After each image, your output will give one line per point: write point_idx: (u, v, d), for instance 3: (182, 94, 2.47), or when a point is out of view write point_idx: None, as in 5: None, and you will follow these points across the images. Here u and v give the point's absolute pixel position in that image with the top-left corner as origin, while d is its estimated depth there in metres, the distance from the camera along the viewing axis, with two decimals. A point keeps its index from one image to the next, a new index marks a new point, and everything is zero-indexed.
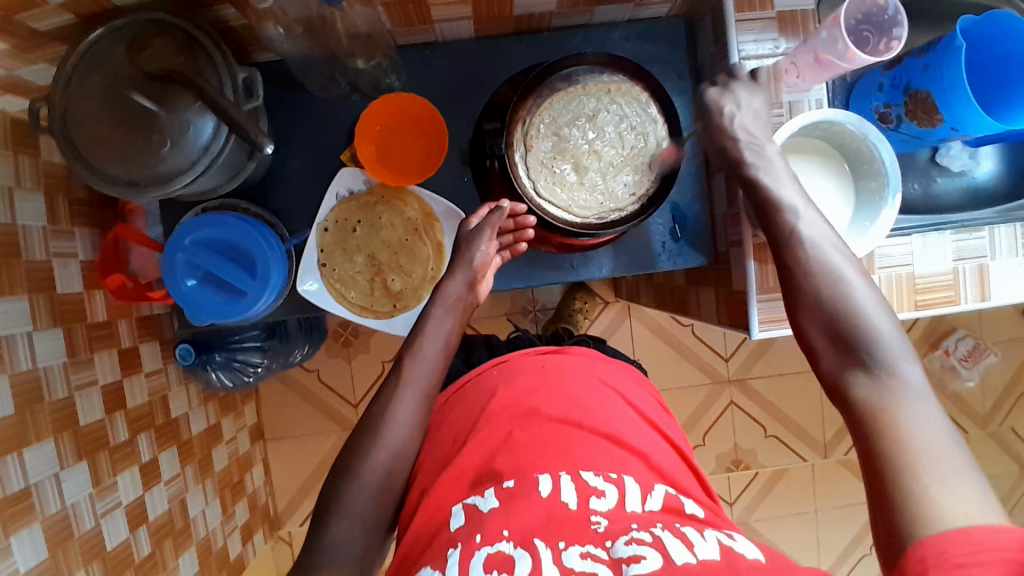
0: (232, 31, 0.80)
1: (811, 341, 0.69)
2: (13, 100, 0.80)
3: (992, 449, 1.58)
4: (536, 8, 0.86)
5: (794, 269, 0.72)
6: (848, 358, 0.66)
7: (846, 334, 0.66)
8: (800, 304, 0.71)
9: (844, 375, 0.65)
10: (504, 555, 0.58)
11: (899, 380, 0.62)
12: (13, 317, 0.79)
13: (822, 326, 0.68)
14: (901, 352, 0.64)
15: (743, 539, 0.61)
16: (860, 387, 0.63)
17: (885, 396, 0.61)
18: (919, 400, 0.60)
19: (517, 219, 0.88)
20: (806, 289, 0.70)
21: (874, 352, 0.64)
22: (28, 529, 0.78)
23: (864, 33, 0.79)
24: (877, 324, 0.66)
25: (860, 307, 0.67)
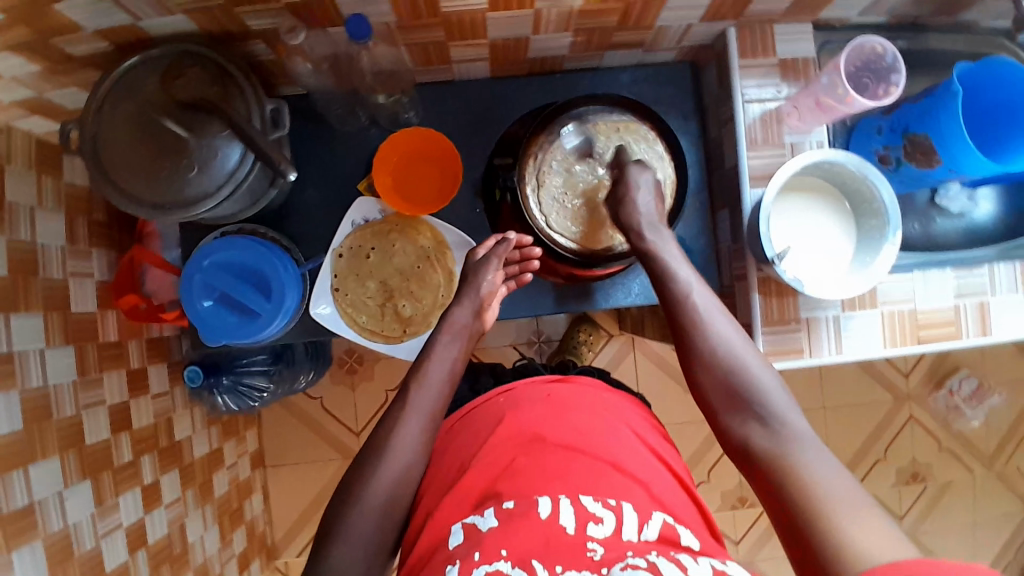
0: (260, 65, 0.84)
1: (706, 396, 0.77)
2: (42, 123, 0.83)
3: (997, 490, 1.57)
4: (550, 50, 0.90)
5: (691, 341, 0.78)
6: (737, 409, 0.73)
7: (734, 391, 0.74)
8: (692, 363, 0.78)
9: (746, 434, 0.72)
10: (502, 574, 0.58)
11: (791, 430, 0.69)
12: (27, 333, 0.81)
13: (716, 383, 0.75)
14: (785, 404, 0.72)
15: (735, 566, 0.62)
16: (756, 438, 0.71)
17: (774, 441, 0.69)
18: (807, 445, 0.67)
19: (523, 249, 0.92)
20: (700, 355, 0.77)
21: (761, 406, 0.72)
22: (30, 546, 0.78)
23: (863, 79, 0.83)
24: (754, 375, 0.74)
25: (743, 359, 0.75)
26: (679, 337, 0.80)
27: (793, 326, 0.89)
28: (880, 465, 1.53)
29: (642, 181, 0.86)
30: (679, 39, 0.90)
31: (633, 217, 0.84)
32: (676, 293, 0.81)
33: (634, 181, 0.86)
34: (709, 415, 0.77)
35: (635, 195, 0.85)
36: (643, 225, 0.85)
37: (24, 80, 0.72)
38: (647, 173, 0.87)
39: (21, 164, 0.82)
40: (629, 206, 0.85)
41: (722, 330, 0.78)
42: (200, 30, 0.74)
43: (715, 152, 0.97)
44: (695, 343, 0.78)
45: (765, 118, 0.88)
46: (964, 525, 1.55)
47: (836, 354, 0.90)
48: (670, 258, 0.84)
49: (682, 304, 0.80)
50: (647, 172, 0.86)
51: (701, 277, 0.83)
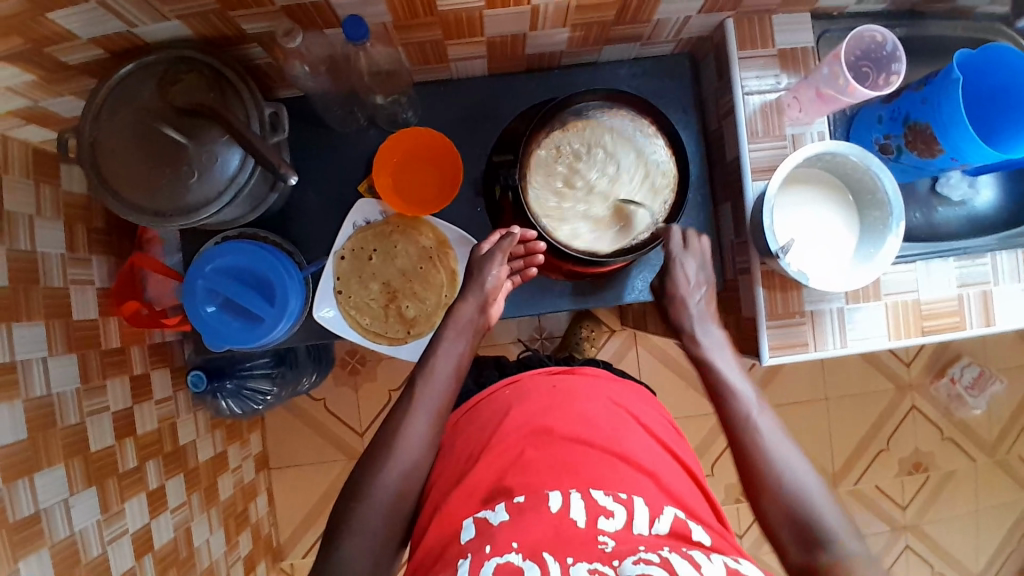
0: (257, 68, 0.83)
1: (770, 527, 0.74)
2: (39, 131, 0.82)
3: (998, 477, 1.57)
4: (548, 47, 0.89)
5: (747, 451, 0.79)
6: (805, 542, 0.71)
7: (792, 510, 0.73)
8: (753, 480, 0.77)
9: (804, 557, 0.71)
10: (513, 565, 0.58)
11: (851, 551, 0.69)
12: (29, 343, 0.81)
13: (781, 514, 0.73)
14: (844, 526, 0.72)
15: (748, 563, 0.63)
16: (825, 566, 0.69)
17: (840, 566, 0.68)
18: (869, 571, 0.68)
19: (527, 244, 0.89)
20: (758, 469, 0.77)
21: (819, 524, 0.72)
22: (37, 554, 0.78)
23: (863, 69, 0.83)
24: (816, 498, 0.74)
25: (805, 486, 0.74)
26: (740, 456, 0.79)
27: (797, 319, 0.89)
28: (883, 455, 1.54)
29: (689, 258, 0.92)
30: (677, 33, 0.90)
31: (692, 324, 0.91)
32: (734, 413, 0.82)
33: (682, 260, 0.91)
34: (772, 548, 0.74)
35: (687, 291, 0.92)
36: (694, 324, 0.91)
37: (19, 89, 0.72)
38: (692, 245, 0.92)
39: (18, 172, 0.82)
40: (680, 309, 0.92)
41: (776, 442, 0.79)
42: (195, 35, 0.73)
43: (715, 145, 0.97)
44: (759, 468, 0.77)
45: (766, 109, 0.88)
46: (967, 512, 1.56)
47: (840, 346, 0.90)
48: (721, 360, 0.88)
49: (742, 423, 0.81)
50: (698, 249, 0.92)
51: (754, 384, 0.86)
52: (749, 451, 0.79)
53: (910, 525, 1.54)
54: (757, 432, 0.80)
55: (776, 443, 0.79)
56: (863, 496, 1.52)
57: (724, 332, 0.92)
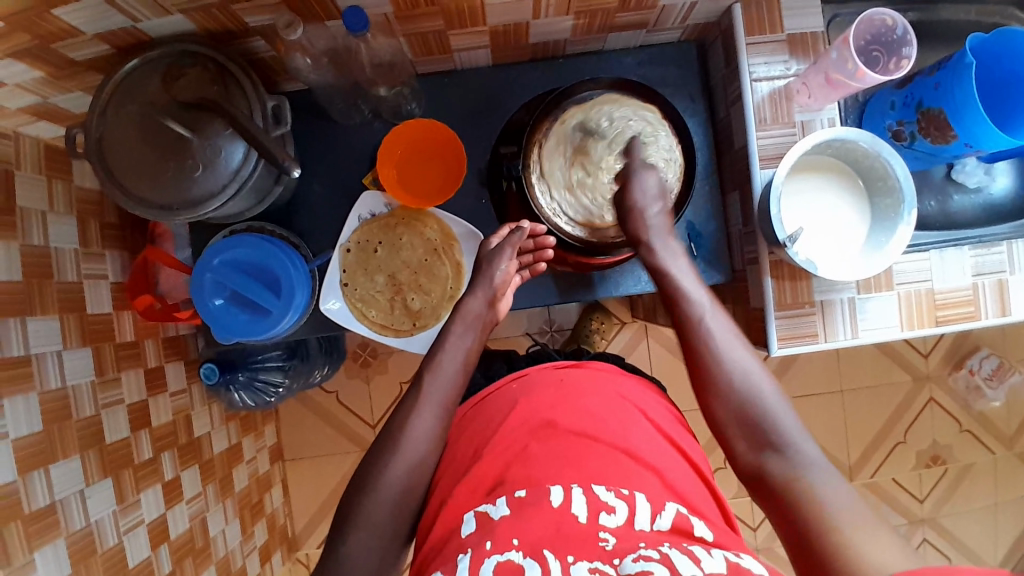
0: (261, 61, 0.84)
1: (720, 426, 0.75)
2: (50, 127, 0.83)
3: (1019, 471, 1.54)
4: (552, 36, 0.89)
5: (702, 358, 0.78)
6: (755, 442, 0.72)
7: (745, 415, 0.74)
8: (705, 386, 0.77)
9: (757, 457, 0.72)
10: (513, 563, 0.58)
11: (803, 455, 0.70)
12: (45, 336, 0.82)
13: (732, 415, 0.74)
14: (796, 431, 0.72)
15: (751, 559, 0.62)
16: (774, 469, 0.70)
17: (790, 472, 0.69)
18: (818, 471, 0.68)
19: (537, 238, 0.90)
20: (711, 376, 0.77)
21: (770, 428, 0.72)
22: (52, 544, 0.79)
23: (874, 53, 0.81)
24: (768, 403, 0.74)
25: (758, 391, 0.74)
26: (696, 366, 0.78)
27: (807, 309, 0.88)
28: (899, 448, 1.51)
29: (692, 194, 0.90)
30: (683, 19, 0.89)
31: (643, 229, 0.85)
32: (688, 316, 0.81)
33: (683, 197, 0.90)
34: (721, 443, 0.76)
35: (646, 205, 0.84)
36: (651, 237, 0.85)
37: (29, 86, 0.73)
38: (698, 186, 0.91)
39: (30, 168, 0.83)
40: (638, 217, 0.85)
41: (732, 350, 0.77)
42: (198, 29, 0.74)
43: (723, 133, 0.95)
44: (712, 371, 0.77)
45: (774, 96, 0.86)
46: (986, 506, 1.53)
47: (851, 337, 0.88)
48: (679, 272, 0.84)
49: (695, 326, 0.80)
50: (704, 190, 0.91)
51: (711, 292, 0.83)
52: (703, 356, 0.78)
53: (927, 518, 1.51)
54: (710, 333, 0.79)
55: (734, 352, 0.77)
56: (879, 490, 1.50)
57: (683, 245, 0.87)
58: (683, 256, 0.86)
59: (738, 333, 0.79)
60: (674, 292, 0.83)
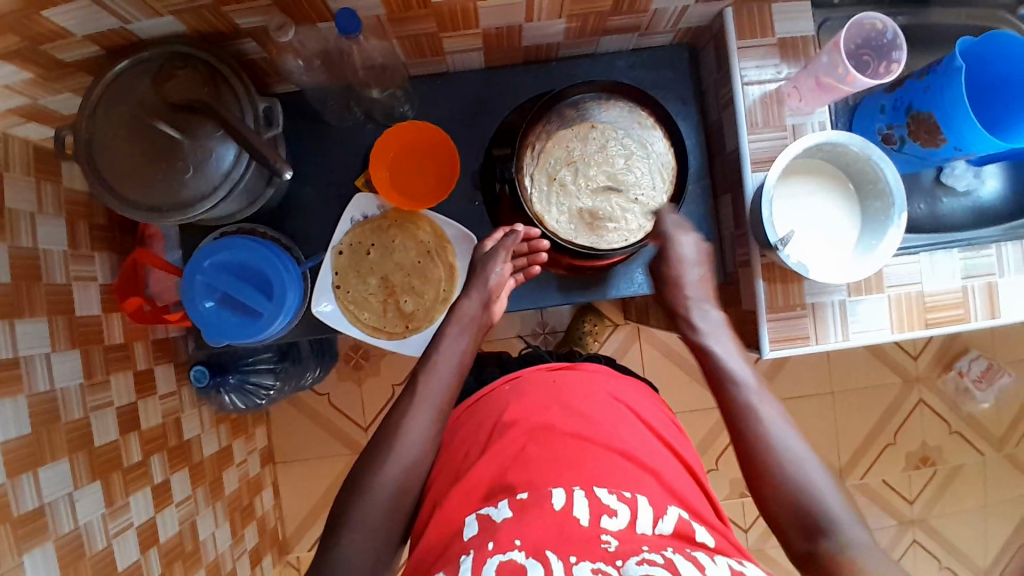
0: (253, 63, 0.83)
1: (769, 511, 0.73)
2: (39, 128, 0.83)
3: (1007, 472, 1.55)
4: (545, 38, 0.89)
5: (748, 437, 0.77)
6: (806, 527, 0.70)
7: (793, 497, 0.71)
8: (755, 468, 0.75)
9: (808, 543, 0.69)
10: (516, 563, 0.58)
11: (856, 541, 0.67)
12: (33, 339, 0.81)
13: (781, 498, 0.72)
14: (850, 519, 0.69)
15: (752, 566, 0.62)
16: (826, 553, 0.67)
17: (843, 554, 0.66)
18: (874, 558, 0.65)
19: (531, 242, 0.91)
20: (758, 454, 0.75)
21: (820, 511, 0.70)
22: (41, 548, 0.79)
23: (864, 57, 0.81)
24: (818, 486, 0.72)
25: (805, 470, 0.73)
26: (742, 446, 0.77)
27: (798, 312, 0.88)
28: (890, 449, 1.52)
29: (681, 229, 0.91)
30: (675, 23, 0.89)
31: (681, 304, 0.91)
32: (734, 401, 0.80)
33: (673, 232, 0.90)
34: (773, 531, 0.73)
35: (681, 259, 0.91)
36: (691, 309, 0.90)
37: (17, 87, 0.72)
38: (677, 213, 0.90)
39: (19, 170, 0.82)
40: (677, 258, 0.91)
41: (779, 430, 0.76)
42: (189, 30, 0.73)
43: (715, 136, 0.96)
44: (757, 451, 0.75)
45: (766, 100, 0.87)
46: (975, 507, 1.54)
47: (842, 339, 0.89)
48: (721, 347, 0.86)
49: (743, 411, 0.79)
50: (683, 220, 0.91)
51: (755, 372, 0.84)
52: (750, 435, 0.77)
53: (917, 519, 1.52)
54: (759, 415, 0.78)
55: (778, 431, 0.77)
56: (869, 491, 1.51)
57: (723, 313, 0.91)
58: (727, 333, 0.88)
59: (783, 413, 0.79)
60: (717, 370, 0.84)
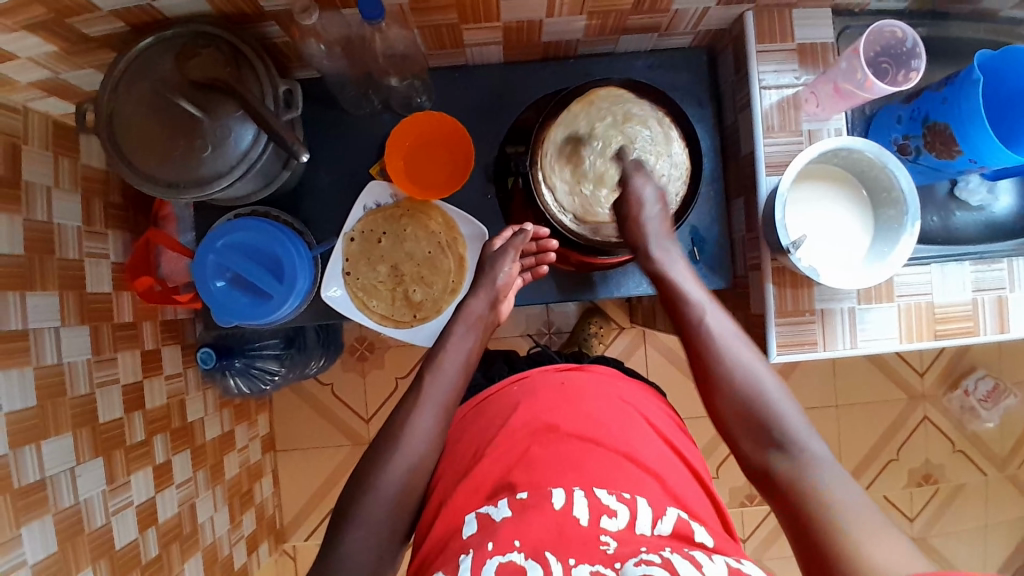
0: (274, 47, 0.84)
1: (725, 423, 0.78)
2: (59, 103, 0.83)
3: (1010, 493, 1.54)
4: (564, 35, 0.89)
5: (705, 354, 0.80)
6: (758, 441, 0.74)
7: (751, 414, 0.75)
8: (711, 383, 0.79)
9: (761, 455, 0.73)
10: (515, 564, 0.59)
11: (808, 452, 0.71)
12: (43, 311, 0.82)
13: (733, 409, 0.77)
14: (805, 432, 0.73)
15: (751, 565, 0.62)
16: (777, 465, 0.71)
17: (796, 469, 0.70)
18: (824, 467, 0.69)
19: (539, 242, 0.92)
20: (714, 372, 0.78)
21: (775, 428, 0.74)
22: (40, 520, 0.79)
23: (883, 64, 0.82)
24: (773, 402, 0.75)
25: (760, 386, 0.76)
26: (699, 363, 0.81)
27: (807, 317, 0.88)
28: (892, 465, 1.51)
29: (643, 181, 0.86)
30: (695, 24, 0.89)
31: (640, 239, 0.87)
32: (690, 319, 0.82)
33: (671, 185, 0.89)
34: (728, 442, 0.78)
35: (642, 208, 0.85)
36: (650, 240, 0.86)
37: (41, 60, 0.73)
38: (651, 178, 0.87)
39: (37, 144, 0.83)
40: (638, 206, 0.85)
41: (734, 347, 0.79)
42: (214, 11, 0.74)
43: (730, 140, 0.96)
44: (715, 369, 0.79)
45: (782, 104, 0.87)
46: (976, 528, 1.53)
47: (850, 346, 0.88)
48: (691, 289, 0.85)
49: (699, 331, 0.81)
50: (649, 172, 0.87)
51: (709, 291, 0.85)
52: (707, 353, 0.80)
53: (917, 537, 1.51)
54: (711, 330, 0.81)
55: (736, 351, 0.79)
56: None
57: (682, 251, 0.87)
58: (690, 270, 0.86)
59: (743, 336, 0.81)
60: (671, 300, 0.85)
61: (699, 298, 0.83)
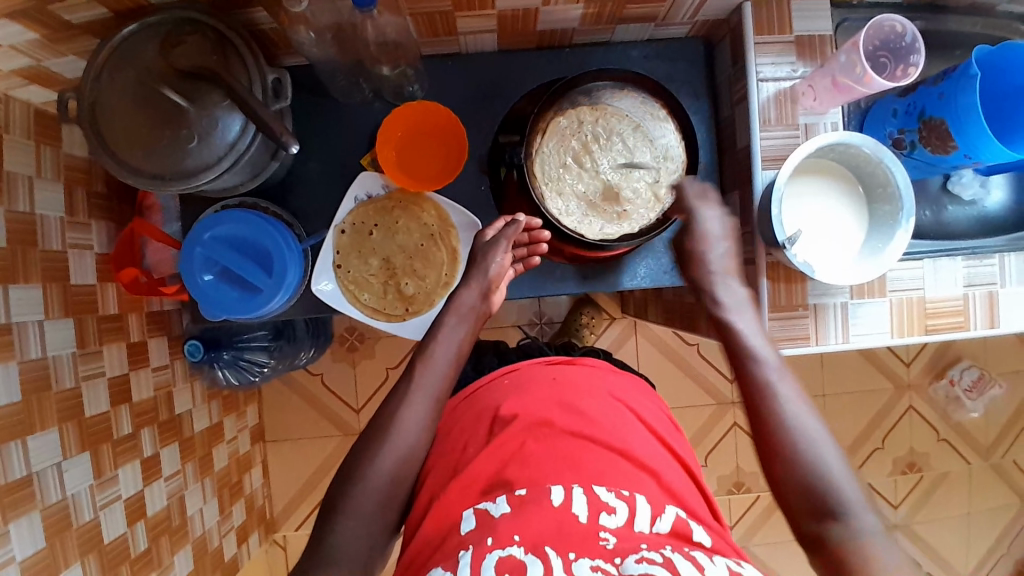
0: (263, 33, 0.82)
1: (781, 491, 0.71)
2: (41, 91, 0.81)
3: (992, 481, 1.57)
4: (560, 23, 0.87)
5: (767, 416, 0.74)
6: (816, 510, 0.68)
7: (808, 481, 0.69)
8: (768, 446, 0.73)
9: (815, 525, 0.68)
10: (515, 559, 0.58)
11: (870, 531, 0.66)
12: (26, 304, 0.80)
13: (792, 478, 0.70)
14: (861, 502, 0.68)
15: (750, 567, 0.62)
16: (833, 538, 0.66)
17: (854, 542, 0.65)
18: (882, 548, 0.64)
19: (532, 233, 0.91)
20: (776, 439, 0.72)
21: (834, 497, 0.68)
22: (27, 517, 0.78)
23: (881, 59, 0.81)
24: (834, 469, 0.69)
25: (825, 458, 0.70)
26: (758, 425, 0.74)
27: (800, 312, 0.88)
28: (877, 454, 1.53)
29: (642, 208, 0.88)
30: (692, 15, 0.88)
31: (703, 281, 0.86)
32: (755, 377, 0.77)
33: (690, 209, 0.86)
34: (779, 506, 0.72)
35: (711, 244, 0.86)
36: (716, 284, 0.85)
37: (22, 47, 0.70)
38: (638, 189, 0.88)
39: (19, 133, 0.80)
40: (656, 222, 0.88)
41: (798, 413, 0.73)
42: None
43: (726, 132, 0.95)
44: (779, 436, 0.72)
45: (779, 97, 0.86)
46: (958, 515, 1.56)
47: (842, 341, 0.89)
48: (743, 323, 0.82)
49: (760, 388, 0.76)
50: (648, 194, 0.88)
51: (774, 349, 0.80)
52: (770, 415, 0.73)
53: (901, 524, 1.54)
54: (777, 392, 0.75)
55: (802, 417, 0.73)
56: None
57: (749, 290, 0.85)
58: (748, 305, 0.83)
59: (806, 394, 0.75)
60: (733, 350, 0.80)
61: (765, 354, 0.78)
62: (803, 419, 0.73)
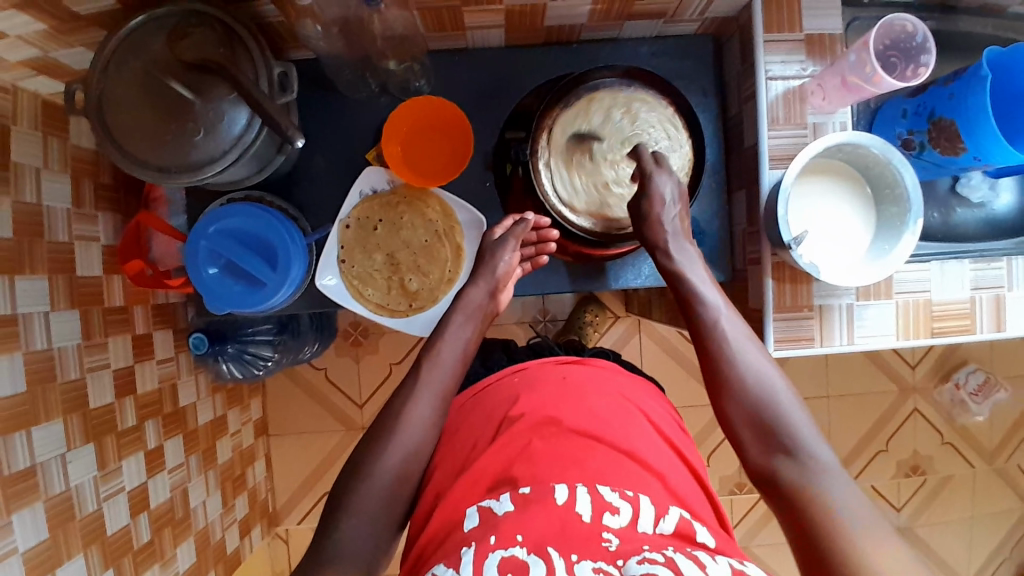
0: (270, 27, 0.81)
1: (732, 427, 0.76)
2: (49, 82, 0.81)
3: (996, 485, 1.56)
4: (568, 20, 0.87)
5: (721, 360, 0.78)
6: (766, 443, 0.72)
7: (759, 417, 0.73)
8: (719, 388, 0.77)
9: (767, 458, 0.71)
10: (518, 559, 0.57)
11: (817, 459, 0.69)
12: (32, 295, 0.80)
13: (740, 413, 0.75)
14: (812, 438, 0.71)
15: (754, 568, 0.62)
16: (783, 470, 0.70)
17: (802, 474, 0.68)
18: (830, 474, 0.67)
19: (540, 231, 0.91)
20: (726, 378, 0.77)
21: (785, 433, 0.72)
22: (31, 507, 0.78)
23: (892, 59, 0.80)
24: (781, 404, 0.74)
25: (773, 393, 0.75)
26: (709, 366, 0.79)
27: (805, 313, 0.87)
28: (881, 456, 1.53)
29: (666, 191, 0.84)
30: (702, 12, 0.87)
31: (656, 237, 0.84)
32: (704, 321, 0.80)
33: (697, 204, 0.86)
34: (733, 445, 0.76)
35: (663, 210, 0.84)
36: (670, 243, 0.84)
37: (30, 39, 0.70)
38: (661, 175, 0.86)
39: (26, 125, 0.81)
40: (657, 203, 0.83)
41: (753, 360, 0.77)
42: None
43: (733, 131, 0.94)
44: (725, 373, 0.77)
45: (789, 96, 0.85)
46: (962, 519, 1.55)
47: (847, 342, 0.88)
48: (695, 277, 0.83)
49: (709, 333, 0.79)
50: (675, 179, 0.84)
51: (726, 299, 0.83)
52: (718, 356, 0.78)
53: (903, 527, 1.53)
54: (723, 334, 0.79)
55: (749, 354, 0.77)
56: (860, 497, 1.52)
57: (699, 251, 0.86)
58: (700, 264, 0.85)
59: (757, 342, 0.79)
60: (684, 302, 0.83)
61: (716, 303, 0.81)
62: (752, 361, 0.77)
